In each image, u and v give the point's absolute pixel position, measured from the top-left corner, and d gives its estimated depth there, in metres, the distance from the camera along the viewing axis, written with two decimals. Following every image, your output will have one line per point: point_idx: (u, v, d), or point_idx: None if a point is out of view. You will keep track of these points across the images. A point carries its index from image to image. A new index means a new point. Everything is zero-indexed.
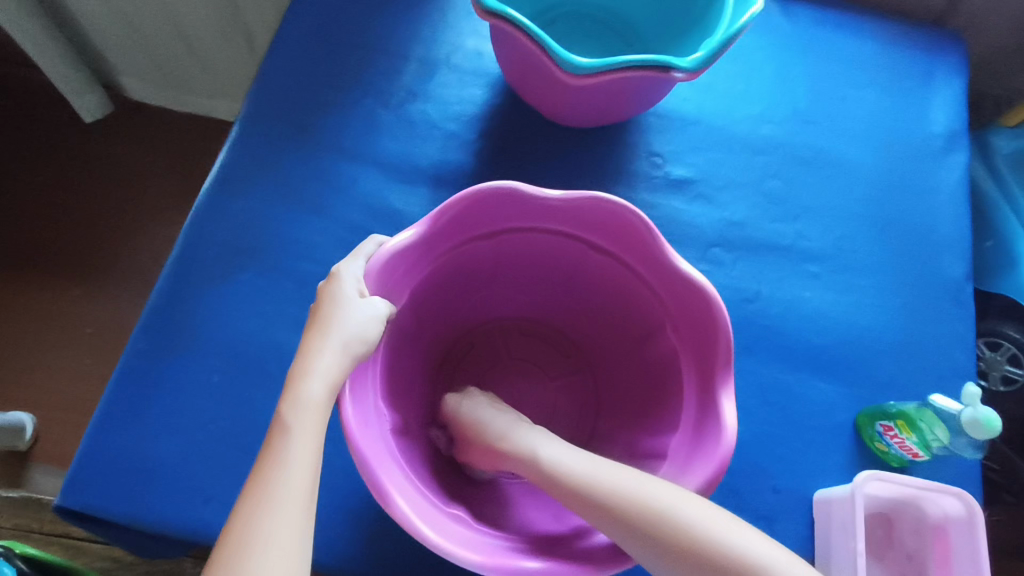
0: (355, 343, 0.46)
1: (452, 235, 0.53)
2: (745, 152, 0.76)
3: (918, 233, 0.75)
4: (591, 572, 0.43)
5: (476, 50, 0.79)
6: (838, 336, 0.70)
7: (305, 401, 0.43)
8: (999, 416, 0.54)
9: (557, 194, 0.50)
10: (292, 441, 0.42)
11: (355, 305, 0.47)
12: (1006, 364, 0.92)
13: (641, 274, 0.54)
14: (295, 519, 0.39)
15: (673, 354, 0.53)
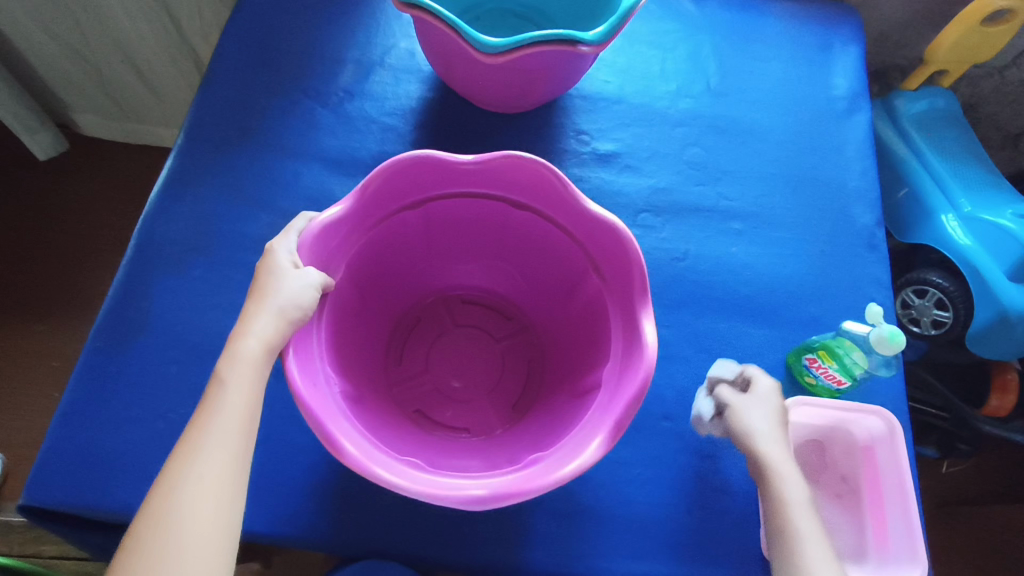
0: (292, 309, 0.49)
1: (382, 205, 0.58)
2: (665, 125, 0.83)
3: (828, 186, 0.82)
4: (541, 490, 0.45)
5: (408, 50, 0.84)
6: (764, 284, 0.75)
7: (240, 358, 0.47)
8: (901, 331, 0.61)
9: (472, 158, 0.55)
10: (227, 393, 0.46)
11: (290, 274, 0.50)
12: (934, 308, 0.99)
13: (560, 225, 0.61)
14: (227, 464, 0.44)
15: (599, 294, 0.59)
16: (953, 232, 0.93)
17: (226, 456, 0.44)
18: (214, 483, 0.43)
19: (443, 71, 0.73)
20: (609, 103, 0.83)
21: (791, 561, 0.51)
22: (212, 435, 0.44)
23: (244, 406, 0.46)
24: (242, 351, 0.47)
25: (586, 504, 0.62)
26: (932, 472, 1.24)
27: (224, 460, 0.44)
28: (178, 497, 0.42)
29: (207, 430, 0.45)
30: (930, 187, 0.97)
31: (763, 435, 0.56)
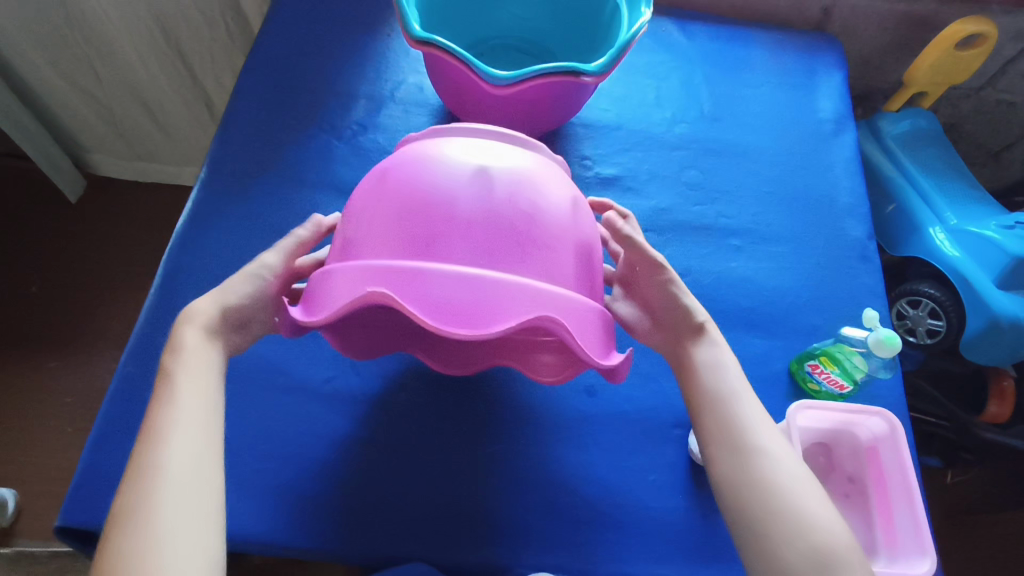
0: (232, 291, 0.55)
1: (384, 264, 0.49)
2: (663, 149, 0.88)
3: (820, 202, 0.86)
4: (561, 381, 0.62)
5: (417, 85, 0.89)
6: (765, 297, 0.78)
7: (186, 351, 0.51)
8: (896, 334, 0.64)
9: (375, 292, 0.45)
10: (179, 381, 0.49)
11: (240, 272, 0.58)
12: (927, 318, 1.02)
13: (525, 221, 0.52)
14: (195, 434, 0.47)
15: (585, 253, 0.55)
16: (941, 244, 0.98)
17: (191, 424, 0.48)
18: (188, 448, 0.46)
19: (453, 102, 0.78)
20: (609, 130, 0.88)
21: (756, 465, 0.51)
22: (176, 411, 0.48)
23: (204, 384, 0.50)
24: (191, 341, 0.52)
25: (607, 512, 0.64)
26: (937, 482, 1.26)
27: (193, 430, 0.47)
28: (157, 464, 0.45)
29: (171, 409, 0.48)
30: (917, 202, 1.02)
31: (730, 370, 0.57)
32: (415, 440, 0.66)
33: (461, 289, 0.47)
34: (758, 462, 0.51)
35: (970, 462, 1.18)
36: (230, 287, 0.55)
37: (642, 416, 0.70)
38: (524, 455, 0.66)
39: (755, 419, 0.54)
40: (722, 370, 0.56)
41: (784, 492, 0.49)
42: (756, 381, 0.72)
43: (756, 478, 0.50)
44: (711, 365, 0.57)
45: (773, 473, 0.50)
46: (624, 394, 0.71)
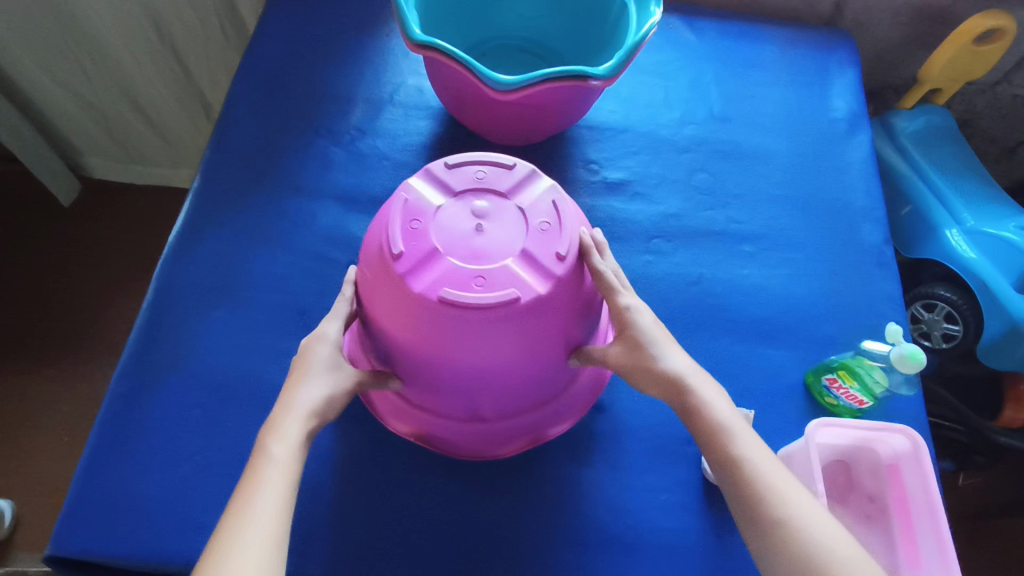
0: (334, 398, 0.52)
1: (405, 411, 0.61)
2: (672, 151, 0.85)
3: (835, 206, 0.83)
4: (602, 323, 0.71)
5: (417, 87, 0.86)
6: (779, 306, 0.76)
7: (289, 438, 0.48)
8: (921, 350, 0.60)
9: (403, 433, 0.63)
10: (275, 470, 0.46)
11: (325, 364, 0.52)
12: (943, 322, 0.99)
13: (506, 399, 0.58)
14: (271, 537, 0.43)
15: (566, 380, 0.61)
16: (957, 246, 0.95)
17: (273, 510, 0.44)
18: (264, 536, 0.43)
19: (456, 106, 0.75)
20: (616, 132, 0.85)
21: (788, 553, 0.46)
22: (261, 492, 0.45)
23: (293, 480, 0.46)
24: (288, 422, 0.48)
25: (617, 534, 0.62)
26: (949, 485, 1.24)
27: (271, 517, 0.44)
28: (229, 552, 0.41)
29: (258, 488, 0.45)
30: (933, 203, 0.99)
31: (733, 429, 0.51)
32: (418, 460, 0.63)
33: (466, 441, 0.62)
34: (787, 533, 0.46)
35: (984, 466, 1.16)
36: (340, 402, 0.52)
37: (653, 433, 0.67)
38: (530, 475, 0.64)
39: (771, 478, 0.49)
40: (724, 431, 0.51)
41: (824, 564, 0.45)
42: (771, 394, 0.70)
43: (796, 555, 0.45)
44: (713, 426, 0.51)
45: (808, 548, 0.45)
46: (634, 409, 0.68)
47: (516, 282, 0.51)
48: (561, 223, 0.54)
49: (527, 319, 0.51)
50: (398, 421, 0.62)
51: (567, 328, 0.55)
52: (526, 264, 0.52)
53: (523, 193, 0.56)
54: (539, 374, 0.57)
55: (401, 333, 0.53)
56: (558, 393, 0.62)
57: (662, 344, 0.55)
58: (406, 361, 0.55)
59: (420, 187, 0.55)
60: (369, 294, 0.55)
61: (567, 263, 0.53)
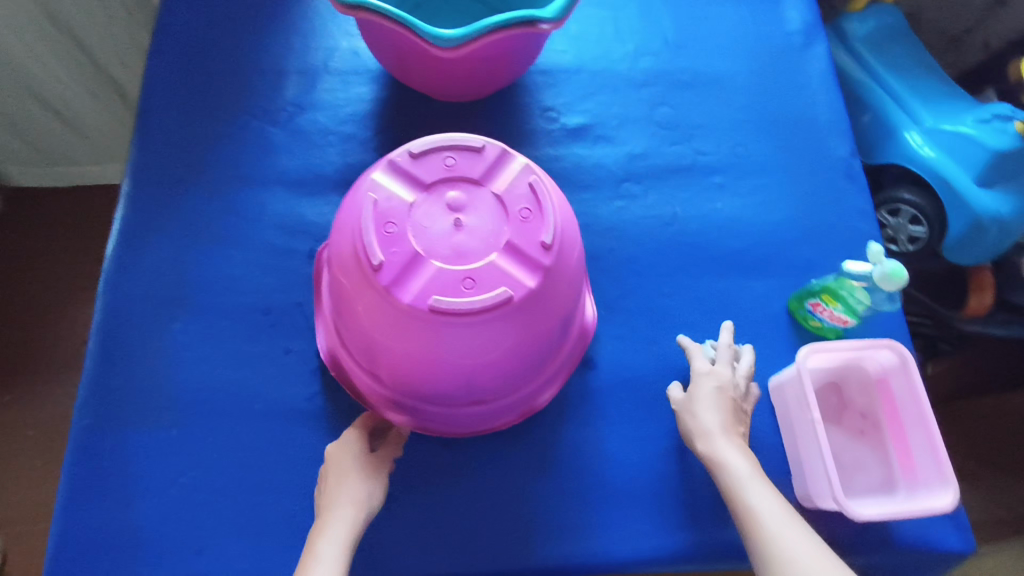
0: (373, 498, 0.55)
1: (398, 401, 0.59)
2: (630, 87, 0.81)
3: (800, 123, 0.81)
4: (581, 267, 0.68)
5: (351, 49, 0.80)
6: (755, 234, 0.75)
7: (330, 547, 0.51)
8: (903, 266, 0.59)
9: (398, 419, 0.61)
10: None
11: (352, 463, 0.57)
12: (909, 225, 1.00)
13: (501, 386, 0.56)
14: None
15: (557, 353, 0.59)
16: (916, 146, 0.95)
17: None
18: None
19: (397, 66, 0.69)
20: (570, 74, 0.81)
21: None
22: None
23: None
24: (331, 532, 0.52)
25: (621, 487, 0.62)
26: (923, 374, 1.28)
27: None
28: None
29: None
30: (891, 107, 0.98)
31: (746, 480, 0.55)
32: (414, 444, 0.62)
33: (462, 423, 0.61)
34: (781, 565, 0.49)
35: (952, 351, 1.21)
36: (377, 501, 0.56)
37: (646, 382, 0.66)
38: (530, 443, 0.63)
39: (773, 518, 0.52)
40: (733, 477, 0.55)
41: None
42: (756, 325, 0.70)
43: None
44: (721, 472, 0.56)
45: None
46: (624, 360, 0.67)
47: (505, 280, 0.48)
48: (544, 209, 0.51)
49: (520, 315, 0.49)
50: (393, 413, 0.60)
51: (561, 313, 0.53)
52: (512, 257, 0.49)
53: (498, 177, 0.52)
54: (533, 360, 0.55)
55: (391, 345, 0.50)
56: (550, 365, 0.60)
57: (702, 404, 0.60)
58: (396, 367, 0.52)
59: (386, 183, 0.51)
60: (349, 301, 0.51)
61: (555, 252, 0.50)
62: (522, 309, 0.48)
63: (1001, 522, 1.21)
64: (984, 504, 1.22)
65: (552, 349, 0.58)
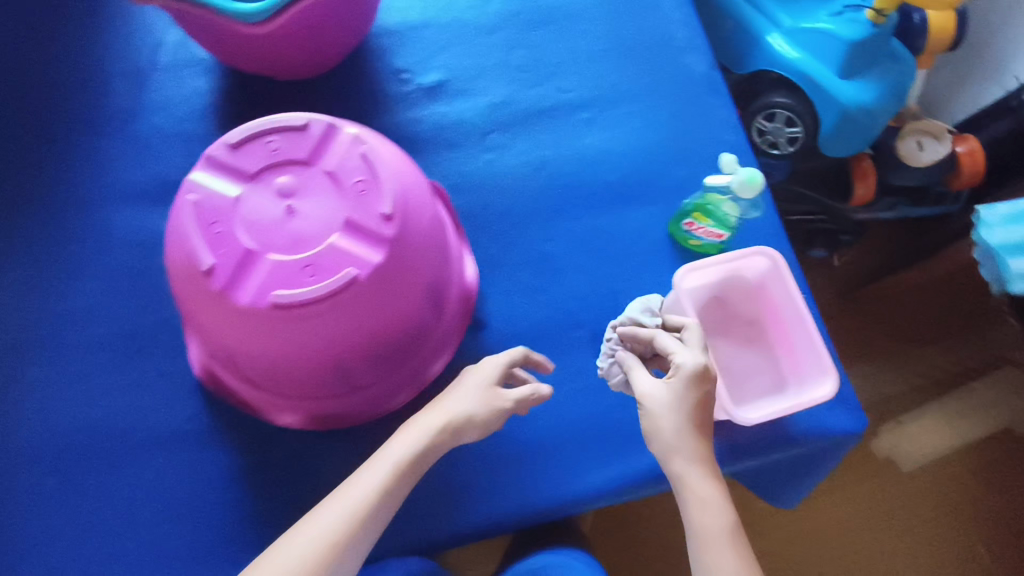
0: (464, 425, 0.55)
1: (284, 403, 0.57)
2: (482, 36, 0.78)
3: (656, 44, 0.80)
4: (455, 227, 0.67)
5: (179, 41, 0.73)
6: (629, 165, 0.74)
7: (383, 463, 0.52)
8: (757, 171, 0.59)
9: (292, 421, 0.60)
10: (348, 496, 0.50)
11: (475, 386, 0.56)
12: (785, 128, 1.02)
13: (381, 366, 0.55)
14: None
15: (435, 321, 0.58)
16: (780, 49, 0.96)
17: (335, 532, 0.48)
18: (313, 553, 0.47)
19: (222, 53, 0.65)
20: (418, 32, 0.77)
21: None
22: (333, 510, 0.49)
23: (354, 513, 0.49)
24: (389, 453, 0.52)
25: (527, 440, 0.63)
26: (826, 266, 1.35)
27: (330, 538, 0.48)
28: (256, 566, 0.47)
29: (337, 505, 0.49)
30: (749, 13, 0.99)
31: (706, 513, 0.49)
32: (313, 440, 0.61)
33: (356, 411, 0.60)
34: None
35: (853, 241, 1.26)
36: (460, 430, 0.55)
37: (537, 331, 0.67)
38: None
39: (718, 534, 0.49)
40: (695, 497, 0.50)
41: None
42: (639, 256, 0.70)
43: None
44: (685, 498, 0.50)
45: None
46: (513, 314, 0.67)
47: (347, 259, 0.46)
48: (379, 179, 0.48)
49: (373, 294, 0.47)
50: (286, 414, 0.59)
51: (421, 280, 0.51)
52: (352, 234, 0.47)
53: (327, 154, 0.49)
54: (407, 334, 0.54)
55: (253, 352, 0.48)
56: (433, 332, 0.59)
57: (676, 414, 0.51)
58: (267, 370, 0.50)
59: (205, 181, 0.48)
60: (192, 312, 0.48)
61: (398, 221, 0.48)
62: (374, 287, 0.47)
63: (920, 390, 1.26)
64: (898, 376, 1.27)
65: (429, 318, 0.57)
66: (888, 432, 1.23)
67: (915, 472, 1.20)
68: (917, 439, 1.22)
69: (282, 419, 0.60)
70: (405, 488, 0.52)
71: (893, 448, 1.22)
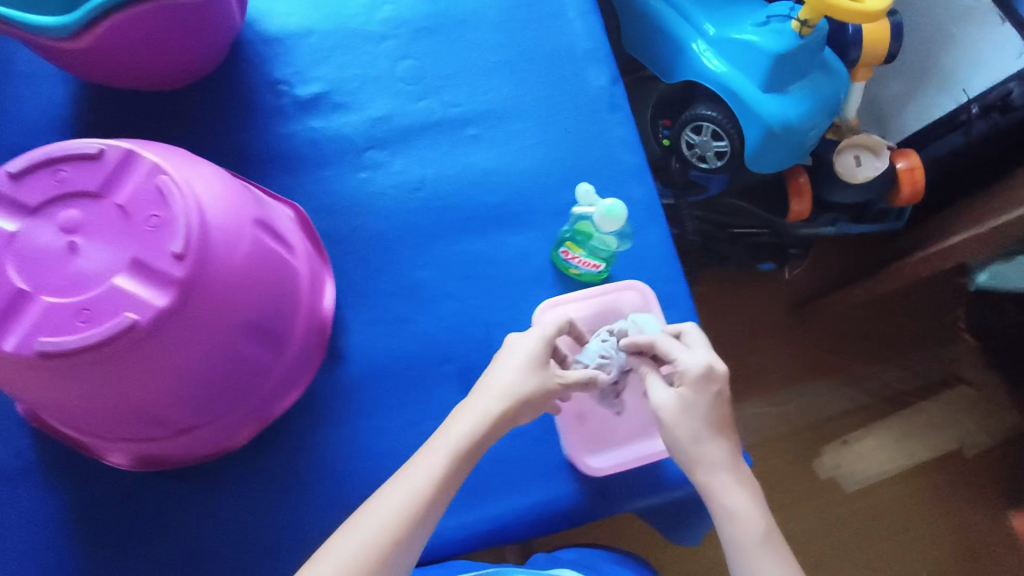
0: (510, 413, 0.53)
1: (108, 441, 0.54)
2: (369, 43, 0.72)
3: (556, 57, 0.74)
4: (319, 250, 0.63)
5: (23, 52, 0.67)
6: (515, 186, 0.69)
7: (422, 471, 0.50)
8: (618, 204, 0.56)
9: (124, 459, 0.57)
10: (386, 511, 0.48)
11: (521, 365, 0.54)
12: (712, 142, 0.96)
13: (203, 408, 0.52)
14: None
15: (272, 357, 0.55)
16: (705, 61, 0.91)
17: (389, 531, 0.47)
18: (365, 553, 0.46)
19: (58, 64, 0.59)
20: (299, 37, 0.71)
21: None
22: (384, 505, 0.48)
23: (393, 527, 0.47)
24: (430, 457, 0.51)
25: (376, 483, 0.61)
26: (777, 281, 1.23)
27: (381, 536, 0.47)
28: None
29: (375, 507, 0.48)
30: (673, 19, 0.93)
31: (738, 515, 0.50)
32: (149, 481, 0.59)
33: (193, 448, 0.57)
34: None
35: (802, 254, 1.19)
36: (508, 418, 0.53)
37: (402, 366, 0.63)
38: (281, 453, 0.61)
39: (754, 536, 0.49)
40: (726, 506, 0.50)
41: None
42: (514, 284, 0.66)
43: None
44: (713, 499, 0.51)
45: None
46: (376, 346, 0.63)
47: (126, 304, 0.43)
48: (172, 214, 0.44)
49: (160, 339, 0.44)
50: (115, 454, 0.56)
51: (230, 321, 0.48)
52: (137, 275, 0.44)
53: (120, 186, 0.45)
54: (226, 375, 0.51)
55: (42, 394, 0.46)
56: (273, 368, 0.56)
57: (698, 420, 0.52)
58: (68, 413, 0.48)
59: None
60: None
61: (191, 261, 0.44)
62: (159, 332, 0.44)
63: (869, 410, 1.17)
64: (845, 394, 1.18)
65: (261, 355, 0.53)
66: (833, 451, 1.14)
67: (859, 493, 1.13)
68: (861, 459, 1.14)
69: (113, 457, 0.57)
70: (461, 477, 0.51)
71: (837, 468, 1.14)
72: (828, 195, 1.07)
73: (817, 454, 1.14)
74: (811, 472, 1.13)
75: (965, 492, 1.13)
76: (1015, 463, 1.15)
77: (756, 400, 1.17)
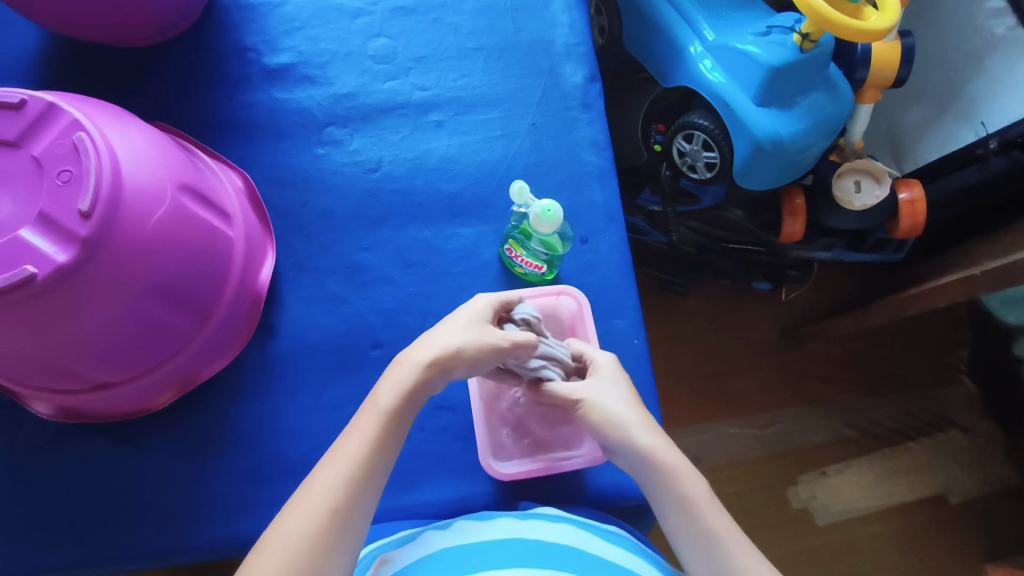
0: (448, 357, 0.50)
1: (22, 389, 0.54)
2: (343, 19, 0.72)
3: (535, 48, 0.73)
4: (264, 223, 0.64)
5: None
6: (472, 176, 0.69)
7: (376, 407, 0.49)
8: (555, 205, 0.59)
9: (46, 409, 0.57)
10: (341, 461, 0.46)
11: (464, 322, 0.52)
12: (703, 152, 0.87)
13: (118, 370, 0.52)
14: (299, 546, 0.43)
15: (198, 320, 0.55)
16: (703, 69, 0.82)
17: (328, 504, 0.44)
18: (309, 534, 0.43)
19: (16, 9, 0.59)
20: (273, 7, 0.72)
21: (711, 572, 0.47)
22: (322, 482, 0.45)
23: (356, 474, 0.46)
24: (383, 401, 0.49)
25: (294, 459, 0.60)
26: (772, 301, 1.14)
27: (321, 515, 0.44)
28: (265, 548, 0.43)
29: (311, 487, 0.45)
30: (674, 21, 0.85)
31: (678, 477, 0.50)
32: (65, 431, 0.59)
33: (113, 406, 0.57)
34: (687, 515, 0.49)
35: (801, 277, 1.07)
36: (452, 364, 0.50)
37: (333, 346, 0.63)
38: (201, 420, 0.60)
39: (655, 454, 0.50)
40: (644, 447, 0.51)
41: (700, 527, 0.48)
42: (457, 276, 0.66)
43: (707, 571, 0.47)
44: (643, 463, 0.51)
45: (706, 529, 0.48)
46: (309, 323, 0.63)
47: (29, 255, 0.44)
48: (83, 170, 0.45)
49: (63, 293, 0.45)
50: (38, 402, 0.57)
51: (146, 280, 0.48)
52: (42, 229, 0.44)
53: (40, 138, 0.47)
54: (145, 334, 0.51)
55: None
56: (197, 333, 0.55)
57: (605, 395, 0.53)
58: None
59: None
60: None
61: (98, 220, 0.45)
62: (63, 283, 0.44)
63: (850, 443, 1.07)
64: (831, 423, 1.08)
65: (184, 315, 0.53)
66: (810, 480, 1.05)
67: (832, 528, 1.03)
68: (840, 493, 1.04)
69: (36, 407, 0.57)
70: (401, 433, 0.49)
71: (812, 499, 1.04)
72: (824, 222, 0.94)
73: (792, 480, 1.05)
74: (783, 500, 1.04)
75: (950, 541, 1.02)
76: (1005, 513, 1.03)
77: (732, 420, 1.08)
